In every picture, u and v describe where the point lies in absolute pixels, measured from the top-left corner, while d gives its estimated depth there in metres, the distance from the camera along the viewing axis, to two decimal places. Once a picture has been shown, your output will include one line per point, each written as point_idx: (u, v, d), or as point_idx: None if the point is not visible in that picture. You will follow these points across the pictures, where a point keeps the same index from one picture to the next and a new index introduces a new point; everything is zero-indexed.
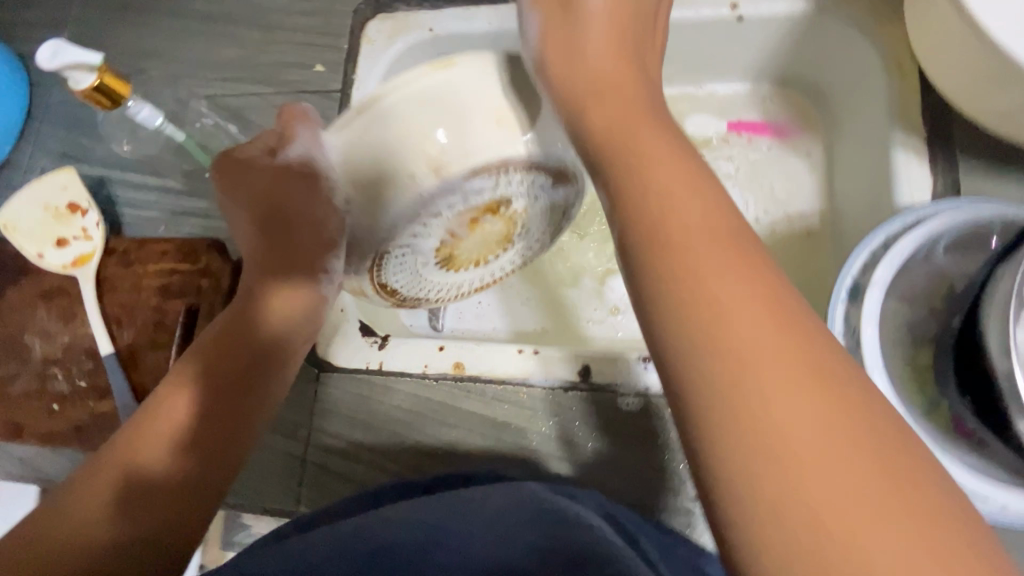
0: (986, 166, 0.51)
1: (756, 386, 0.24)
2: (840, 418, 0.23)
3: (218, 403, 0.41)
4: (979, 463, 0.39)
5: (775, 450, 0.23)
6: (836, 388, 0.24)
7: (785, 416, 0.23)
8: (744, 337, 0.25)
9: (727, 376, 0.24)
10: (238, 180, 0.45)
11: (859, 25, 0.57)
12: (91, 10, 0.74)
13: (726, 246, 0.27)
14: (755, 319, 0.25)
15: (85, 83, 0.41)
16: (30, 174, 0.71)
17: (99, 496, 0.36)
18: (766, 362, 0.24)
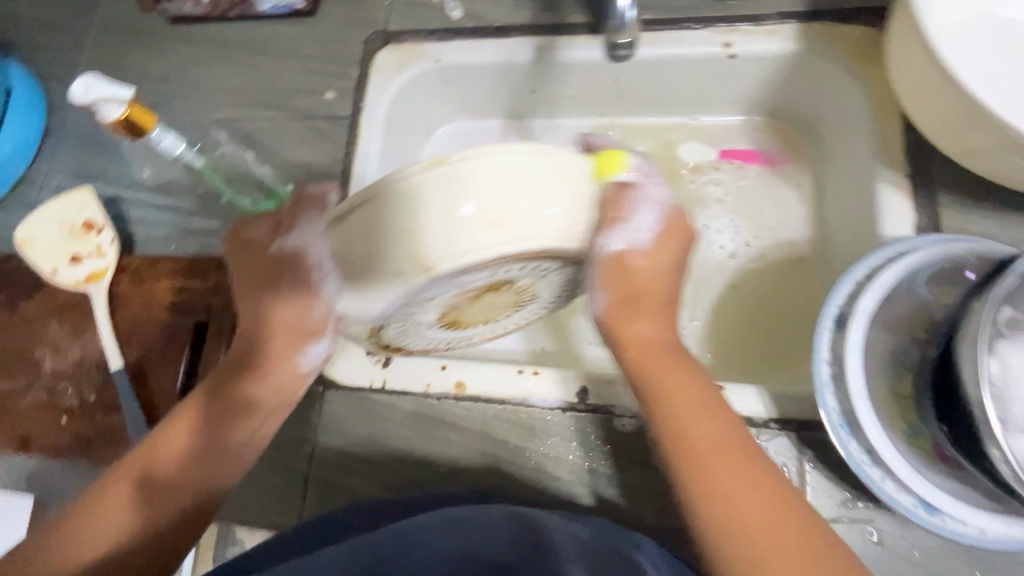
0: (965, 202, 0.53)
1: (720, 497, 0.39)
2: (768, 494, 0.39)
3: (214, 450, 0.49)
4: (957, 487, 0.41)
5: (732, 525, 0.38)
6: (775, 491, 0.39)
7: (753, 525, 0.37)
8: (714, 466, 0.40)
9: (698, 489, 0.40)
10: (242, 261, 0.49)
11: (844, 66, 0.60)
12: (110, 34, 0.77)
13: (704, 405, 0.43)
14: (720, 444, 0.41)
15: (114, 116, 0.44)
16: (45, 191, 0.73)
17: (117, 502, 0.46)
18: (721, 474, 0.40)
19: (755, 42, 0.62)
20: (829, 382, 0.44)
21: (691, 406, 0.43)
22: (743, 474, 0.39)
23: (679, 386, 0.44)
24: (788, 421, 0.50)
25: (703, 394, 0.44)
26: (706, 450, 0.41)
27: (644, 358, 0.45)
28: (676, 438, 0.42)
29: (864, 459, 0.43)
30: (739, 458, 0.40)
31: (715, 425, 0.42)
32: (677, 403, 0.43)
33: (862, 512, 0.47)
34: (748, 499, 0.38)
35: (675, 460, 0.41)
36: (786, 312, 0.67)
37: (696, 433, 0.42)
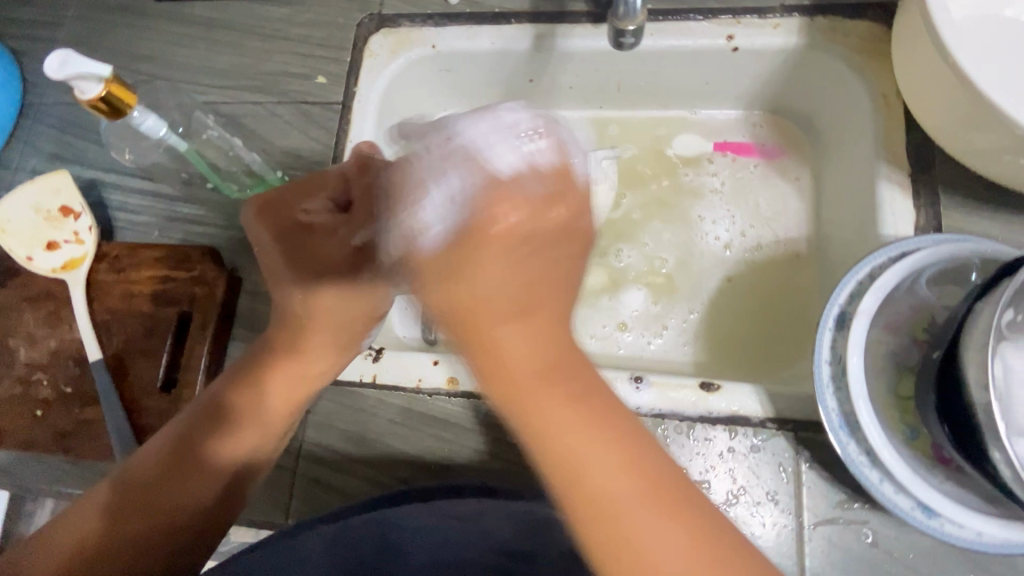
0: (967, 201, 0.53)
1: (630, 527, 0.30)
2: (692, 526, 0.31)
3: (203, 456, 0.46)
4: (957, 489, 0.41)
5: (643, 575, 0.30)
6: (685, 508, 0.31)
7: (653, 556, 0.30)
8: (601, 483, 0.31)
9: (592, 517, 0.31)
10: (283, 232, 0.46)
11: (846, 61, 0.59)
12: (89, 11, 0.73)
13: (553, 383, 0.33)
14: (601, 451, 0.31)
15: (92, 93, 0.42)
16: (20, 173, 0.70)
17: (91, 509, 0.43)
18: (620, 501, 0.31)
19: (757, 35, 0.61)
20: (829, 382, 0.44)
21: (573, 432, 0.32)
22: (661, 511, 0.31)
23: (561, 407, 0.32)
24: (785, 421, 0.49)
25: (608, 423, 0.32)
26: (610, 499, 0.31)
27: (516, 388, 0.32)
28: (580, 481, 0.31)
29: (863, 460, 0.42)
30: (613, 436, 0.32)
31: (620, 463, 0.32)
32: (547, 426, 0.32)
33: (859, 513, 0.47)
34: (646, 523, 0.30)
35: (575, 515, 0.31)
36: (781, 311, 0.66)
37: (594, 480, 0.31)
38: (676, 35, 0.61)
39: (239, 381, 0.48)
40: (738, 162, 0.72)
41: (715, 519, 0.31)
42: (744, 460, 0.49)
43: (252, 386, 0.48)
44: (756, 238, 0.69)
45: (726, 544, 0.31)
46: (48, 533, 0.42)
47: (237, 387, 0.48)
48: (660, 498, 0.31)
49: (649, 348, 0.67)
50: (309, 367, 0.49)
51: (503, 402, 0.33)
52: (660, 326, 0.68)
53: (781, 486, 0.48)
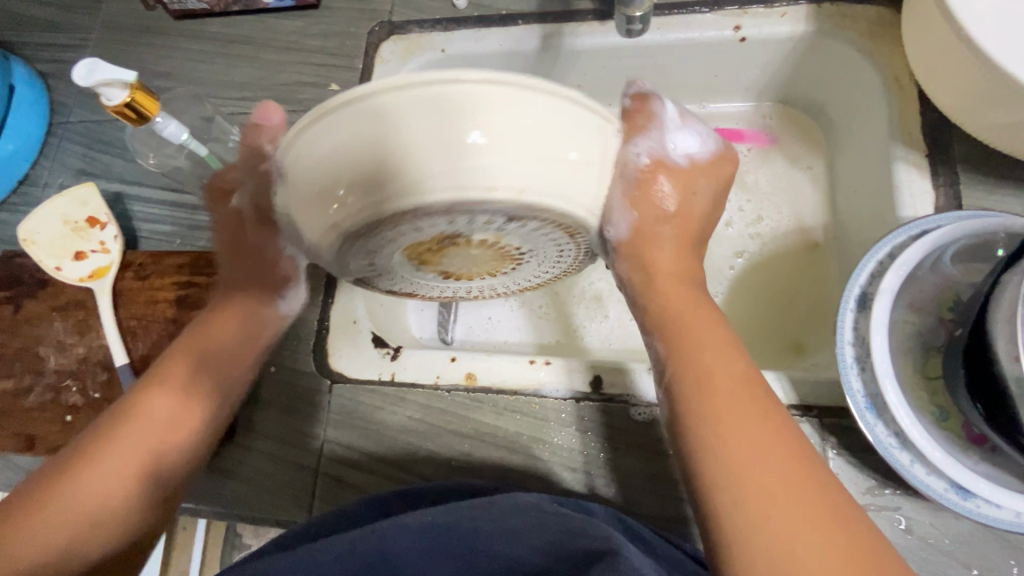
0: (988, 179, 0.52)
1: (747, 454, 0.34)
2: (806, 475, 0.33)
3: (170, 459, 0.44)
4: (990, 470, 0.40)
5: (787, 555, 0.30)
6: (801, 453, 0.35)
7: (810, 556, 0.30)
8: (719, 387, 0.38)
9: (727, 458, 0.35)
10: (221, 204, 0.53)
11: (856, 45, 0.59)
12: (111, 32, 0.76)
13: (703, 311, 0.43)
14: (737, 390, 0.37)
15: (117, 100, 0.43)
16: (48, 190, 0.72)
17: (100, 482, 0.41)
18: (742, 419, 0.36)
19: (765, 24, 0.60)
20: (853, 364, 0.43)
21: (716, 345, 0.40)
22: (768, 432, 0.35)
23: (698, 316, 0.42)
24: (810, 407, 0.48)
25: (745, 390, 0.38)
26: (729, 404, 0.37)
27: (672, 300, 0.43)
28: (698, 377, 0.39)
29: (892, 442, 0.41)
30: (738, 364, 0.39)
31: (744, 385, 0.38)
32: (689, 331, 0.41)
33: (890, 500, 0.46)
34: (769, 447, 0.34)
35: (709, 430, 0.36)
36: (801, 297, 0.66)
37: (716, 382, 0.38)
38: (684, 28, 0.62)
39: (195, 383, 0.47)
40: (728, 148, 0.72)
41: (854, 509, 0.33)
42: None
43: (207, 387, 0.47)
44: (771, 226, 0.69)
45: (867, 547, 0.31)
46: (48, 513, 0.39)
47: (194, 389, 0.47)
48: (794, 464, 0.34)
49: None
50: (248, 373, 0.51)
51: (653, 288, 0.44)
52: None
53: None
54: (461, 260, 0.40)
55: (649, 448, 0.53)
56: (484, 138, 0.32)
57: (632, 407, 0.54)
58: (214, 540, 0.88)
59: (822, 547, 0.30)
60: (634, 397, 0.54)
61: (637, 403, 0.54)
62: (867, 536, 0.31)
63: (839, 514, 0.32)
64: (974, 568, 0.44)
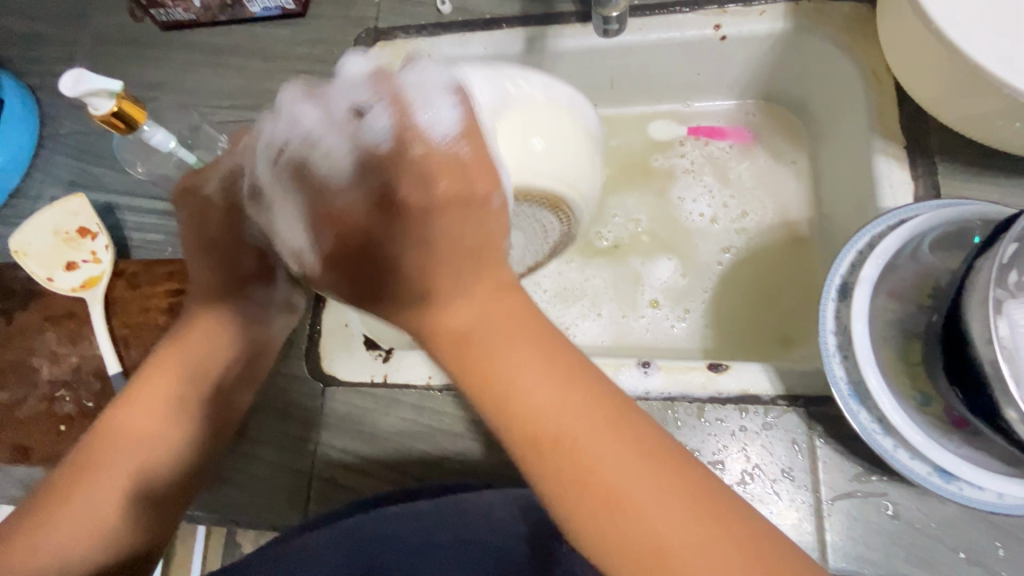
0: (965, 168, 0.53)
1: (595, 466, 0.33)
2: (652, 465, 0.33)
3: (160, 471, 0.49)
4: (972, 453, 0.40)
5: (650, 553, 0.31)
6: (637, 438, 0.34)
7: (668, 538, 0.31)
8: (542, 405, 0.34)
9: (571, 477, 0.33)
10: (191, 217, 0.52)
11: (832, 40, 0.60)
12: (100, 44, 0.77)
13: (501, 301, 0.37)
14: (555, 404, 0.34)
15: (105, 109, 0.44)
16: (40, 202, 0.73)
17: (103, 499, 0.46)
18: (575, 430, 0.34)
19: (744, 22, 0.61)
20: (836, 352, 0.44)
21: (523, 357, 0.35)
22: (606, 438, 0.33)
23: (503, 341, 0.36)
24: (797, 396, 0.49)
25: (568, 387, 0.35)
26: (560, 407, 0.34)
27: (463, 335, 0.36)
28: (511, 402, 0.35)
29: (876, 428, 0.42)
30: (557, 362, 0.36)
31: (565, 386, 0.35)
32: (494, 351, 0.36)
33: (877, 486, 0.46)
34: (609, 452, 0.33)
35: (543, 459, 0.34)
36: (787, 290, 0.66)
37: (528, 399, 0.35)
38: (664, 27, 0.62)
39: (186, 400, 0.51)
40: (710, 144, 0.73)
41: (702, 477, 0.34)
42: (757, 438, 0.49)
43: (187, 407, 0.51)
44: (757, 221, 0.70)
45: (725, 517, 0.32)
46: (53, 526, 0.44)
47: (177, 406, 0.51)
48: (640, 457, 0.33)
49: (671, 332, 0.67)
50: (240, 386, 0.55)
51: (437, 347, 0.37)
52: (679, 310, 0.68)
53: (795, 462, 0.48)
54: None
55: None
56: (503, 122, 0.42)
57: None
58: (213, 547, 0.88)
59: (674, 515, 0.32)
60: None
61: None
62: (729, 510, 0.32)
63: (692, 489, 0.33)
64: (961, 551, 0.44)
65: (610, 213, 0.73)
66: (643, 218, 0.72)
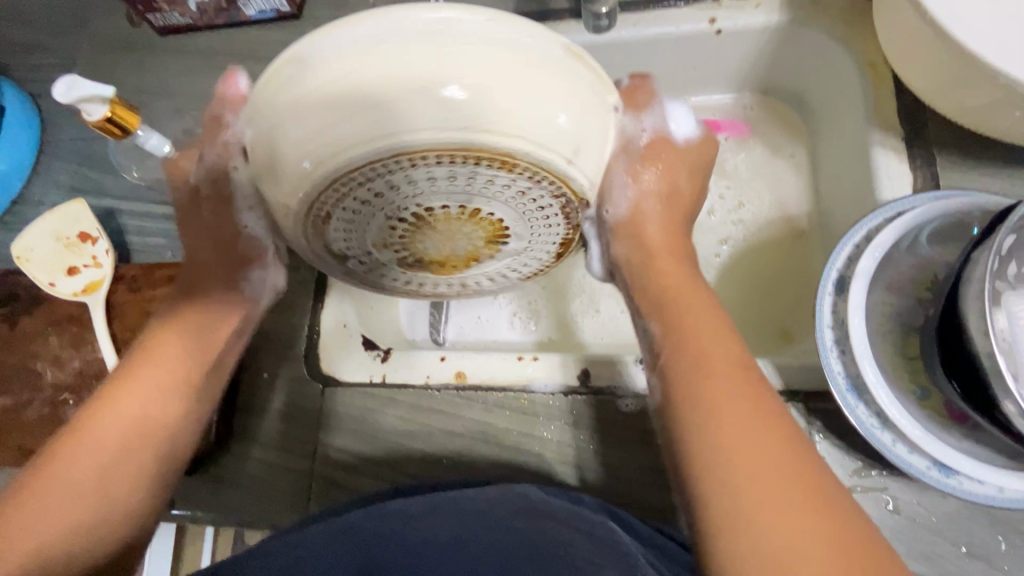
0: (963, 159, 0.53)
1: (713, 449, 0.33)
2: (778, 459, 0.32)
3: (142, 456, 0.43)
4: (969, 446, 0.40)
5: (765, 556, 0.29)
6: (780, 437, 0.33)
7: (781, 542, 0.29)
8: (722, 400, 0.35)
9: (701, 443, 0.34)
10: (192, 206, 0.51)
11: (829, 32, 0.59)
12: (98, 51, 0.77)
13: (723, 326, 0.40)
14: (733, 392, 0.35)
15: (98, 115, 0.44)
16: (41, 208, 0.73)
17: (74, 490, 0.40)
18: (724, 417, 0.34)
19: (740, 15, 0.61)
20: (833, 346, 0.44)
21: (719, 351, 0.37)
22: (752, 423, 0.34)
23: (695, 315, 0.40)
24: (795, 391, 0.49)
25: (746, 383, 0.36)
26: (718, 395, 0.35)
27: (680, 315, 0.40)
28: (685, 386, 0.37)
29: (873, 423, 0.42)
30: (732, 364, 0.37)
31: (742, 383, 0.36)
32: (698, 349, 0.38)
33: (876, 480, 0.46)
34: (740, 432, 0.33)
35: (688, 434, 0.35)
36: (787, 284, 0.66)
37: (706, 388, 0.36)
38: (660, 22, 0.62)
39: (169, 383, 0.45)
40: None
41: (830, 488, 0.31)
42: None
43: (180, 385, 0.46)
44: (756, 215, 0.69)
45: (843, 528, 0.30)
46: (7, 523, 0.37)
47: (165, 384, 0.45)
48: (761, 447, 0.33)
49: None
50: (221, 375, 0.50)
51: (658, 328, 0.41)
52: None
53: None
54: (441, 241, 0.41)
55: (636, 439, 0.53)
56: (565, 120, 0.36)
57: (620, 399, 0.54)
58: (220, 547, 0.89)
59: (792, 521, 0.30)
60: (621, 389, 0.54)
61: (623, 394, 0.54)
62: (850, 523, 0.30)
63: (812, 493, 0.31)
64: (962, 545, 0.44)
65: None
66: None
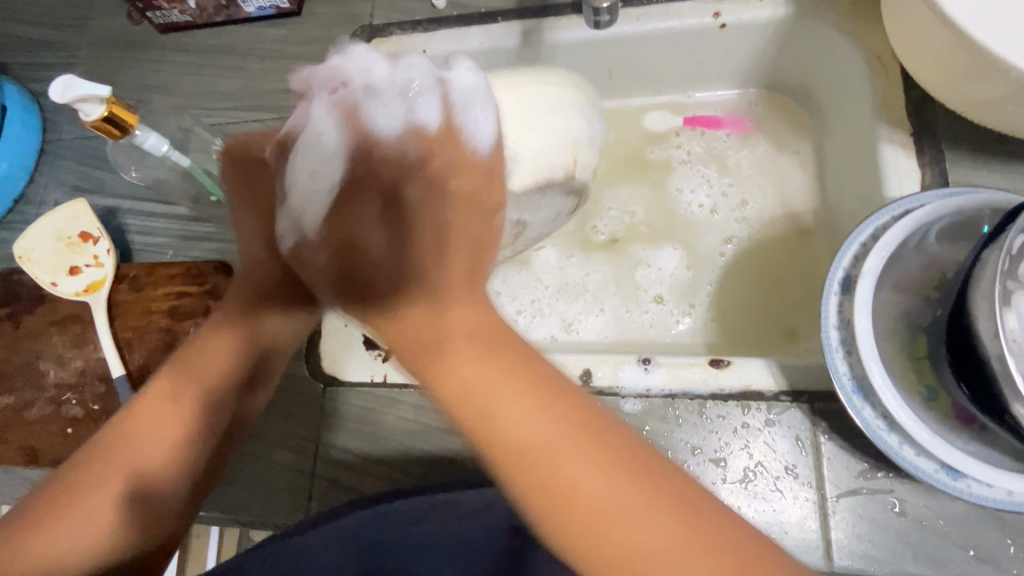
0: (974, 156, 0.52)
1: (581, 502, 0.32)
2: (639, 488, 0.32)
3: (146, 488, 0.44)
4: (979, 450, 0.39)
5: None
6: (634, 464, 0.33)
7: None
8: (556, 453, 0.33)
9: (557, 503, 0.32)
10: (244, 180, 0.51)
11: (836, 25, 0.58)
12: (99, 49, 0.77)
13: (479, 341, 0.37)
14: (538, 429, 0.34)
15: (95, 114, 0.44)
16: (44, 207, 0.73)
17: (95, 511, 0.43)
18: (574, 468, 0.33)
19: (744, 10, 0.60)
20: (839, 347, 0.43)
21: (510, 388, 0.35)
22: (599, 459, 0.33)
23: (475, 360, 0.36)
24: (799, 391, 0.48)
25: (575, 416, 0.35)
26: (551, 442, 0.34)
27: (434, 349, 0.37)
28: (493, 439, 0.34)
29: (880, 425, 0.41)
30: (546, 392, 0.35)
31: (548, 418, 0.34)
32: (481, 383, 0.35)
33: (883, 483, 0.45)
34: (592, 475, 0.33)
35: (545, 498, 0.33)
36: (791, 283, 0.65)
37: (511, 435, 0.34)
38: (662, 17, 0.61)
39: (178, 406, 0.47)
40: (707, 135, 0.72)
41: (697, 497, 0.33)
42: (760, 435, 0.48)
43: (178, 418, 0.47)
44: (761, 212, 0.69)
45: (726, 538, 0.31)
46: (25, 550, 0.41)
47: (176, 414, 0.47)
48: (621, 482, 0.33)
49: (676, 328, 0.66)
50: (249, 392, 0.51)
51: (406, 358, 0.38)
52: (685, 303, 0.67)
53: (799, 459, 0.47)
54: None
55: None
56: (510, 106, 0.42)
57: None
58: None
59: (680, 556, 0.31)
60: None
61: None
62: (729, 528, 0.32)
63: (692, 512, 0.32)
64: (970, 549, 0.43)
65: (606, 206, 0.72)
66: (640, 210, 0.71)
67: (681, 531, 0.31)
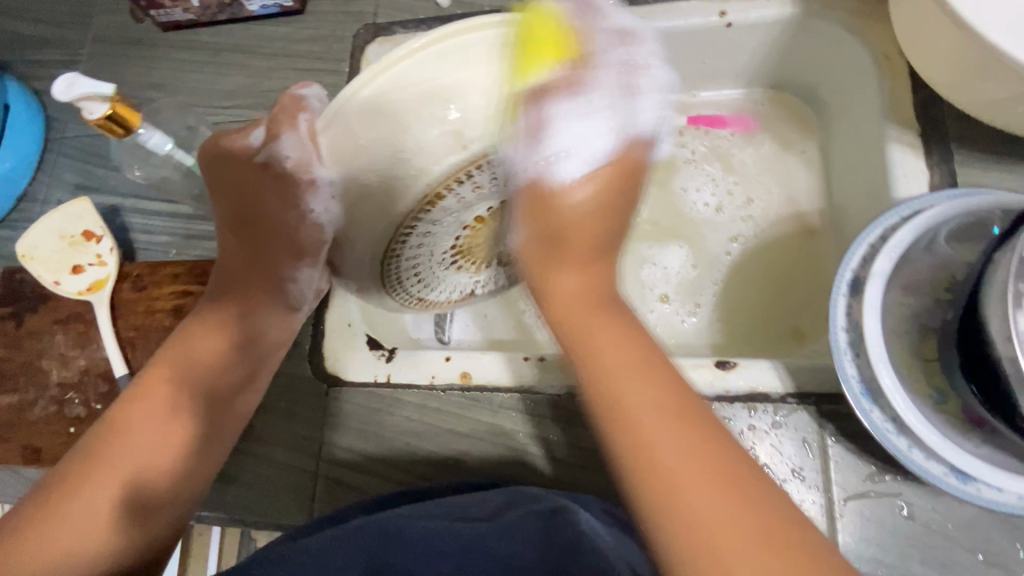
0: (982, 157, 0.51)
1: (665, 473, 0.30)
2: (724, 481, 0.30)
3: (153, 483, 0.43)
4: (988, 453, 0.39)
5: None
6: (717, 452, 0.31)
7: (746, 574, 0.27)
8: (649, 422, 0.32)
9: (643, 473, 0.31)
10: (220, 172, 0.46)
11: (844, 24, 0.58)
12: (102, 47, 0.77)
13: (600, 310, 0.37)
14: (645, 394, 0.33)
15: (98, 113, 0.44)
16: (46, 206, 0.73)
17: (95, 505, 0.40)
18: (667, 442, 0.31)
19: (751, 8, 0.60)
20: (847, 349, 0.43)
21: (620, 357, 0.35)
22: (684, 438, 0.31)
23: (601, 328, 0.36)
24: (806, 393, 0.48)
25: (668, 392, 0.33)
26: (645, 412, 0.32)
27: (576, 320, 0.37)
28: (604, 395, 0.34)
29: (889, 427, 0.41)
30: (646, 366, 0.34)
31: (652, 385, 0.34)
32: (597, 353, 0.35)
33: (891, 486, 0.45)
34: (682, 457, 0.31)
35: (626, 463, 0.32)
36: (796, 283, 0.65)
37: (625, 397, 0.33)
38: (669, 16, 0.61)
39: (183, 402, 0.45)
40: (712, 134, 0.71)
41: (782, 508, 0.30)
42: (766, 437, 0.47)
43: (194, 406, 0.46)
44: (767, 212, 0.68)
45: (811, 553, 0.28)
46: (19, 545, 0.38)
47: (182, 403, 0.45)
48: (706, 466, 0.30)
49: (681, 327, 0.65)
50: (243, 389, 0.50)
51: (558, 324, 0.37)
52: (692, 303, 0.66)
53: (806, 461, 0.47)
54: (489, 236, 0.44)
55: None
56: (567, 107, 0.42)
57: None
58: None
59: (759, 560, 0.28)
60: None
61: None
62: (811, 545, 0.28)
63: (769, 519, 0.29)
64: (978, 552, 0.43)
65: None
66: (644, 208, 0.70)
67: (756, 534, 0.28)
